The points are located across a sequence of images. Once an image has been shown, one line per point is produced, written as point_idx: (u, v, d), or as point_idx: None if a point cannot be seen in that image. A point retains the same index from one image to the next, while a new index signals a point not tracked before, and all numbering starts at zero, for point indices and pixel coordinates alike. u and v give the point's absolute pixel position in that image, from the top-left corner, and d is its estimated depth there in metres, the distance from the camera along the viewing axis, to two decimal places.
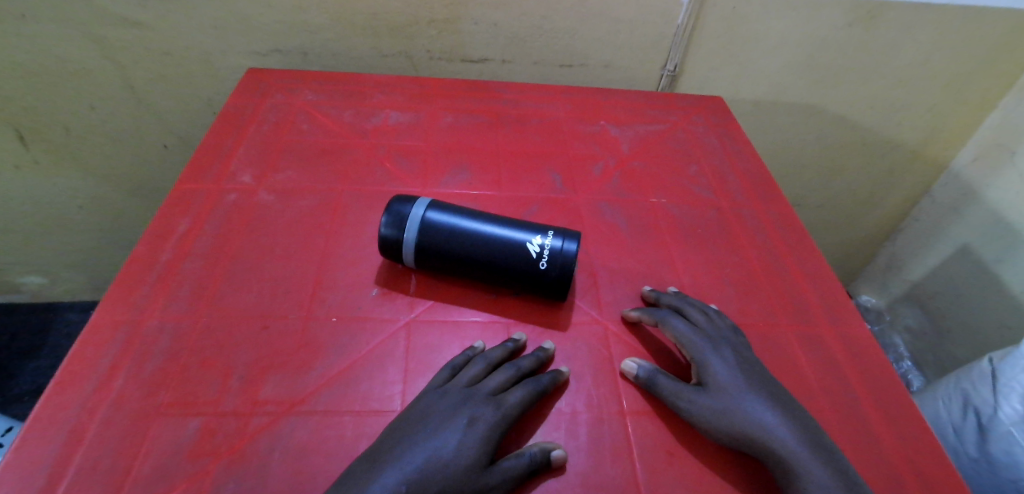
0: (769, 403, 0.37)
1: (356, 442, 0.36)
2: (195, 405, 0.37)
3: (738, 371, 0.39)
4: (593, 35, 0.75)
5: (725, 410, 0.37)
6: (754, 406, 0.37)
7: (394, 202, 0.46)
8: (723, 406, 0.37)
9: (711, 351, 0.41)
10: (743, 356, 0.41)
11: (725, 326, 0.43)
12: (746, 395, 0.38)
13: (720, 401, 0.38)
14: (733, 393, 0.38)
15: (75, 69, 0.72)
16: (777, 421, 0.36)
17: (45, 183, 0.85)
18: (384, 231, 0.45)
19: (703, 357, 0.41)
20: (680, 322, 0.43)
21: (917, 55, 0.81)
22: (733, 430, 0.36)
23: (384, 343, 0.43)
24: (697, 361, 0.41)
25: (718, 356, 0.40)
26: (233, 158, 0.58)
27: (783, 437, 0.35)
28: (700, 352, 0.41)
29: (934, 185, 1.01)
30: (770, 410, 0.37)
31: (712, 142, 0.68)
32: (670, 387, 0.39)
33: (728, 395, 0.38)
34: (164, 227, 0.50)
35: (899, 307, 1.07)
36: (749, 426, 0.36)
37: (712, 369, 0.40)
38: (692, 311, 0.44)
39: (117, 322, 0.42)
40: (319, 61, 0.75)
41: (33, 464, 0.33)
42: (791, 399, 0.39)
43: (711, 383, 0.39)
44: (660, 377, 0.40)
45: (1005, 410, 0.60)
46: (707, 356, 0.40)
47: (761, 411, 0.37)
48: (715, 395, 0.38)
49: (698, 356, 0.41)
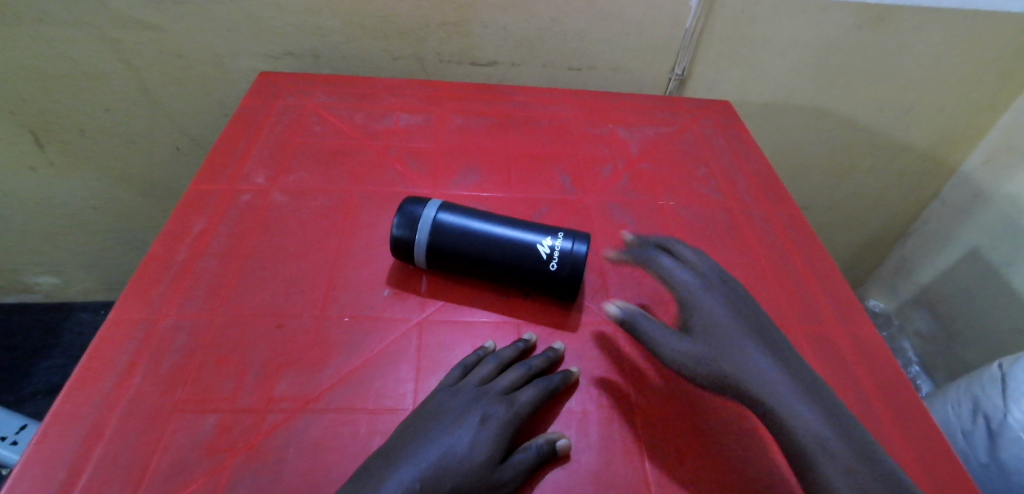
0: (751, 336, 0.39)
1: (370, 439, 0.37)
2: (210, 402, 0.38)
3: (718, 314, 0.41)
4: (602, 38, 0.76)
5: (700, 353, 0.39)
6: (728, 348, 0.39)
7: (406, 203, 0.46)
8: (698, 349, 0.39)
9: (699, 289, 0.43)
10: (732, 291, 0.43)
11: (708, 269, 0.45)
12: (721, 337, 0.39)
13: (696, 346, 0.39)
14: (717, 328, 0.40)
15: (91, 71, 0.73)
16: (749, 362, 0.38)
17: (59, 183, 0.86)
18: (396, 232, 0.46)
19: (690, 296, 0.43)
20: (665, 263, 0.46)
21: (927, 56, 0.81)
22: (706, 373, 0.38)
23: (395, 342, 0.43)
24: (682, 299, 0.43)
25: (705, 293, 0.42)
26: (247, 158, 0.59)
27: (755, 377, 0.37)
28: (687, 290, 0.43)
29: (945, 187, 1.00)
30: (744, 352, 0.38)
31: (721, 144, 0.69)
32: (658, 327, 0.41)
33: (703, 338, 0.40)
34: (181, 227, 0.50)
35: (908, 311, 1.06)
36: (731, 363, 0.38)
37: (699, 308, 0.42)
38: (680, 253, 0.46)
39: (134, 319, 0.42)
40: (329, 64, 0.76)
41: (53, 458, 0.34)
42: (776, 332, 0.41)
43: (696, 320, 0.41)
44: (646, 319, 0.41)
45: (1015, 415, 0.60)
46: (695, 294, 0.43)
47: (735, 353, 0.38)
48: (692, 340, 0.40)
49: (686, 297, 0.43)
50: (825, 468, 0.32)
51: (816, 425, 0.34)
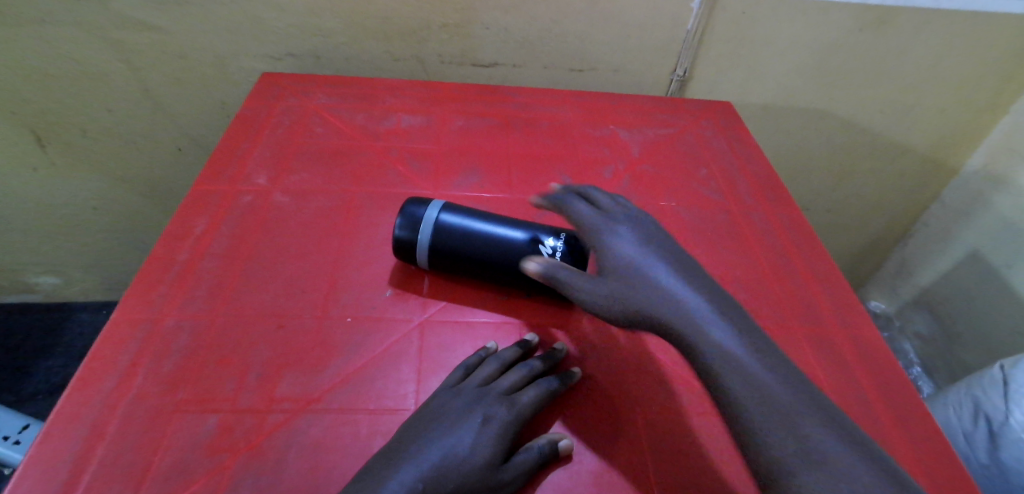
0: (670, 272, 0.36)
1: (371, 439, 0.37)
2: (212, 402, 0.38)
3: (635, 249, 0.38)
4: (603, 39, 0.76)
5: (619, 292, 0.36)
6: (647, 284, 0.35)
7: (408, 204, 0.47)
8: (617, 289, 0.36)
9: (613, 233, 0.39)
10: (650, 230, 0.40)
11: (626, 210, 0.42)
12: (639, 273, 0.36)
13: (615, 285, 0.36)
14: (632, 270, 0.36)
15: (93, 72, 0.73)
16: (669, 293, 0.35)
17: (60, 184, 0.86)
18: (398, 233, 0.46)
19: (603, 240, 0.39)
20: (582, 208, 0.43)
21: (927, 59, 0.81)
22: (627, 312, 0.35)
23: (397, 342, 0.43)
24: (596, 244, 0.39)
25: (620, 234, 0.39)
26: (249, 159, 0.59)
27: (676, 310, 0.34)
28: (601, 234, 0.40)
29: (945, 189, 1.00)
30: (664, 285, 0.35)
31: (722, 145, 0.69)
32: (574, 277, 0.37)
33: (621, 277, 0.36)
34: (183, 227, 0.50)
35: (909, 313, 1.06)
36: (654, 302, 0.35)
37: (616, 246, 0.38)
38: (599, 197, 0.43)
39: (137, 320, 0.42)
40: (331, 65, 0.77)
41: (55, 459, 0.34)
42: (697, 266, 0.37)
43: (611, 263, 0.37)
44: (566, 269, 0.38)
45: (1016, 416, 0.60)
46: (609, 236, 0.39)
47: (654, 287, 0.35)
48: (611, 280, 0.36)
49: (604, 240, 0.39)
50: (757, 405, 0.30)
51: (742, 362, 0.32)
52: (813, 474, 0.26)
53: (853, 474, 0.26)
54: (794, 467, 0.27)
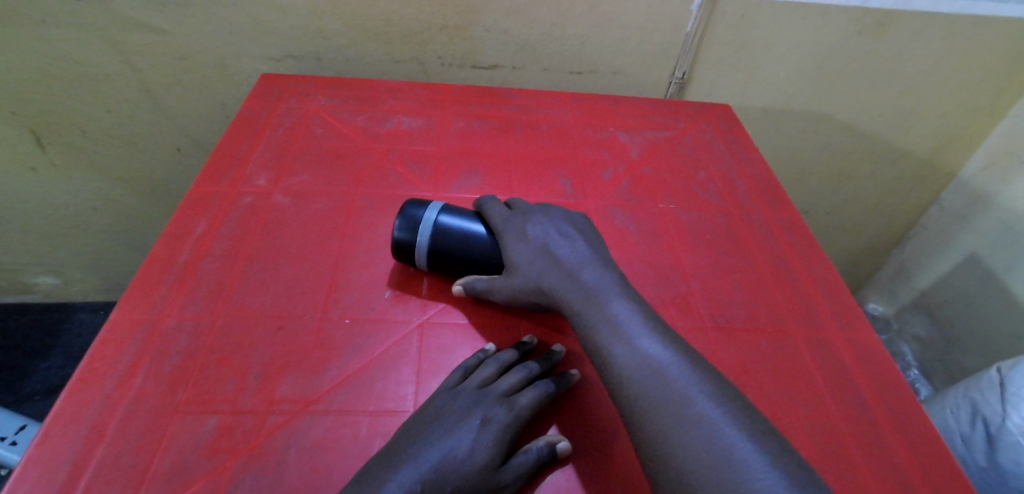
0: (562, 261, 0.42)
1: (371, 441, 0.37)
2: (212, 403, 0.38)
3: (527, 241, 0.44)
4: (602, 42, 0.76)
5: (516, 282, 0.43)
6: (534, 269, 0.42)
7: (408, 206, 0.47)
8: (514, 279, 0.43)
9: (515, 234, 0.45)
10: (550, 224, 0.45)
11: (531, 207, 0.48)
12: (528, 261, 0.43)
13: (513, 275, 0.43)
14: (525, 259, 0.43)
15: (93, 72, 0.73)
16: (549, 274, 0.41)
17: (59, 184, 0.86)
18: (398, 234, 0.46)
19: (509, 241, 0.44)
20: (496, 211, 0.47)
21: (925, 63, 0.82)
22: (523, 296, 0.42)
23: (397, 344, 0.43)
24: (504, 245, 0.45)
25: (522, 233, 0.44)
26: (249, 161, 0.59)
27: (556, 287, 0.41)
28: (508, 235, 0.45)
29: (944, 192, 1.01)
30: (545, 268, 0.42)
31: (721, 148, 0.69)
32: (485, 282, 0.44)
33: (515, 267, 0.43)
34: (183, 228, 0.50)
35: (907, 315, 1.06)
36: (539, 284, 0.42)
37: (512, 238, 0.45)
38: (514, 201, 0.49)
39: (137, 320, 0.42)
40: (332, 66, 0.77)
41: (55, 459, 0.34)
42: (592, 256, 0.42)
43: (514, 261, 0.43)
44: (479, 280, 0.45)
45: (1014, 420, 0.60)
46: (513, 235, 0.45)
47: (539, 272, 0.42)
48: (510, 271, 0.43)
49: (504, 236, 0.45)
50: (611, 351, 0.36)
51: (624, 339, 0.36)
52: (675, 432, 0.30)
53: (711, 430, 0.29)
54: (660, 429, 0.31)
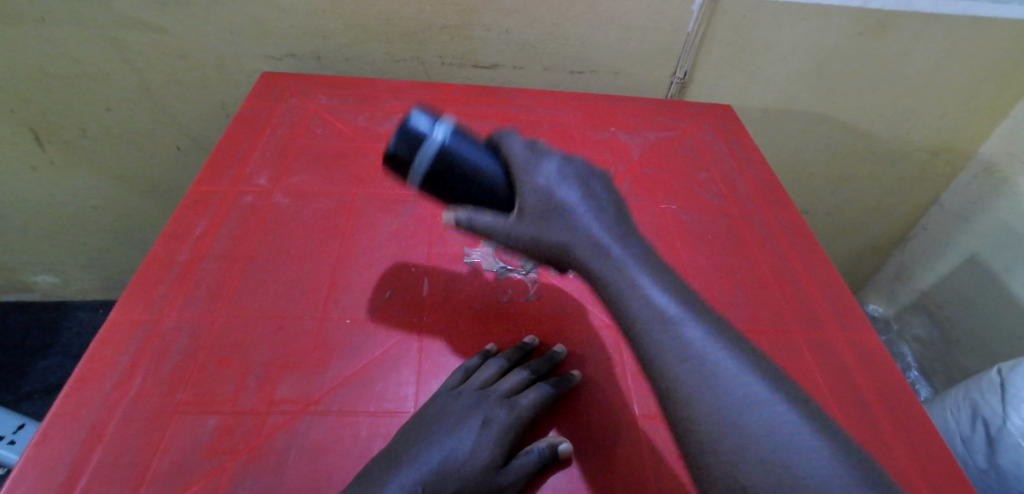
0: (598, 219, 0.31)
1: (371, 442, 0.37)
2: (211, 404, 0.38)
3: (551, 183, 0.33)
4: (603, 42, 0.76)
5: (530, 231, 0.33)
6: (557, 222, 0.32)
7: (412, 116, 0.38)
8: (528, 228, 0.33)
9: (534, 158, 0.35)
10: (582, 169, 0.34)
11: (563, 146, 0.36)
12: (549, 211, 0.32)
13: (527, 223, 0.33)
14: (545, 207, 0.32)
15: (93, 71, 0.73)
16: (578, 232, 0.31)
17: (59, 183, 0.86)
18: (395, 147, 0.37)
19: (526, 181, 0.34)
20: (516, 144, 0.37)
21: (926, 64, 0.82)
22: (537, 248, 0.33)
23: (397, 345, 0.43)
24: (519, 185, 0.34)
25: (545, 167, 0.34)
26: (249, 160, 0.59)
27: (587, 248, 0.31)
28: (526, 175, 0.34)
29: (945, 193, 1.00)
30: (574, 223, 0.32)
31: (722, 149, 0.69)
32: (491, 218, 0.35)
33: (531, 214, 0.33)
34: (183, 228, 0.50)
35: (908, 316, 1.06)
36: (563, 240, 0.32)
37: (531, 177, 0.33)
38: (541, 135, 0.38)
39: (136, 320, 0.42)
40: (332, 66, 0.77)
41: (53, 460, 0.34)
42: (623, 201, 0.34)
43: (529, 206, 0.33)
44: (480, 217, 0.35)
45: (1015, 421, 0.60)
46: (533, 174, 0.33)
47: (564, 227, 0.32)
48: (523, 217, 0.33)
49: (521, 173, 0.34)
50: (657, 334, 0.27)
51: (676, 321, 0.26)
52: (730, 434, 0.23)
53: (777, 420, 0.22)
54: (708, 416, 0.24)
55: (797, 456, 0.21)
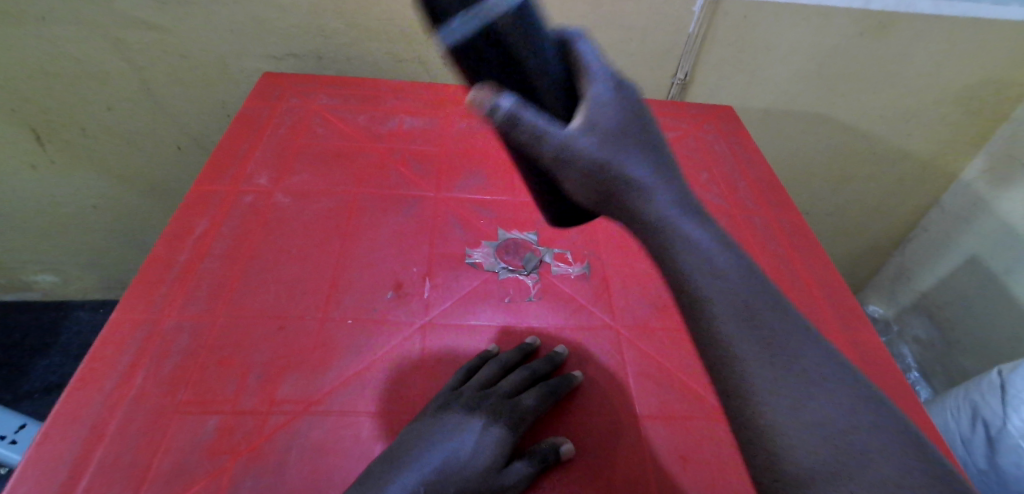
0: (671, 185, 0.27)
1: (372, 442, 0.37)
2: (212, 403, 0.38)
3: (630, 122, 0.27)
4: (604, 43, 0.76)
5: (592, 155, 0.26)
6: (629, 163, 0.27)
7: None
8: (591, 150, 0.26)
9: (605, 82, 0.28)
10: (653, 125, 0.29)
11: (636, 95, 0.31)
12: (624, 148, 0.27)
13: (592, 147, 0.26)
14: (618, 141, 0.27)
15: (94, 70, 0.73)
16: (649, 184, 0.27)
17: (59, 182, 0.86)
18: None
19: (601, 110, 0.27)
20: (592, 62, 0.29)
21: (926, 66, 0.82)
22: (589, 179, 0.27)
23: (398, 345, 0.43)
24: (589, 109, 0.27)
25: (626, 104, 0.28)
26: (251, 160, 0.59)
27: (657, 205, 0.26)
28: (603, 102, 0.27)
29: (945, 194, 1.00)
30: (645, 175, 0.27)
31: (723, 149, 0.69)
32: (541, 119, 0.27)
33: (600, 140, 0.26)
34: (184, 227, 0.50)
35: (908, 317, 1.06)
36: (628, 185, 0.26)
37: (610, 106, 0.27)
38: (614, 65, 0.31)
39: (137, 320, 0.42)
40: (333, 65, 0.77)
41: (53, 460, 0.33)
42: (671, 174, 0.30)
43: (600, 132, 0.27)
44: (530, 116, 0.27)
45: (1015, 422, 0.60)
46: (612, 106, 0.27)
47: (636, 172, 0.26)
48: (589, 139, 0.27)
49: (596, 96, 0.27)
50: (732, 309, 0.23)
51: (757, 299, 0.23)
52: (807, 419, 0.20)
53: (862, 416, 0.20)
54: (781, 397, 0.21)
55: (879, 458, 0.19)
